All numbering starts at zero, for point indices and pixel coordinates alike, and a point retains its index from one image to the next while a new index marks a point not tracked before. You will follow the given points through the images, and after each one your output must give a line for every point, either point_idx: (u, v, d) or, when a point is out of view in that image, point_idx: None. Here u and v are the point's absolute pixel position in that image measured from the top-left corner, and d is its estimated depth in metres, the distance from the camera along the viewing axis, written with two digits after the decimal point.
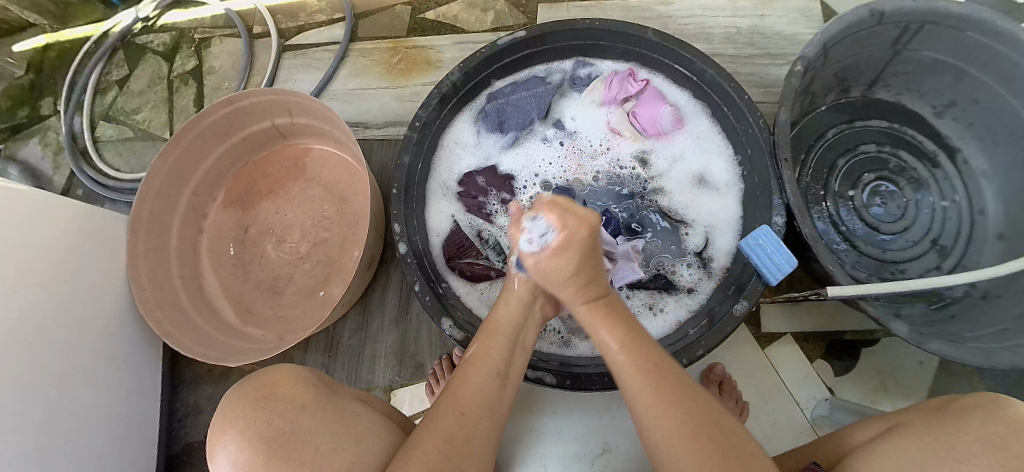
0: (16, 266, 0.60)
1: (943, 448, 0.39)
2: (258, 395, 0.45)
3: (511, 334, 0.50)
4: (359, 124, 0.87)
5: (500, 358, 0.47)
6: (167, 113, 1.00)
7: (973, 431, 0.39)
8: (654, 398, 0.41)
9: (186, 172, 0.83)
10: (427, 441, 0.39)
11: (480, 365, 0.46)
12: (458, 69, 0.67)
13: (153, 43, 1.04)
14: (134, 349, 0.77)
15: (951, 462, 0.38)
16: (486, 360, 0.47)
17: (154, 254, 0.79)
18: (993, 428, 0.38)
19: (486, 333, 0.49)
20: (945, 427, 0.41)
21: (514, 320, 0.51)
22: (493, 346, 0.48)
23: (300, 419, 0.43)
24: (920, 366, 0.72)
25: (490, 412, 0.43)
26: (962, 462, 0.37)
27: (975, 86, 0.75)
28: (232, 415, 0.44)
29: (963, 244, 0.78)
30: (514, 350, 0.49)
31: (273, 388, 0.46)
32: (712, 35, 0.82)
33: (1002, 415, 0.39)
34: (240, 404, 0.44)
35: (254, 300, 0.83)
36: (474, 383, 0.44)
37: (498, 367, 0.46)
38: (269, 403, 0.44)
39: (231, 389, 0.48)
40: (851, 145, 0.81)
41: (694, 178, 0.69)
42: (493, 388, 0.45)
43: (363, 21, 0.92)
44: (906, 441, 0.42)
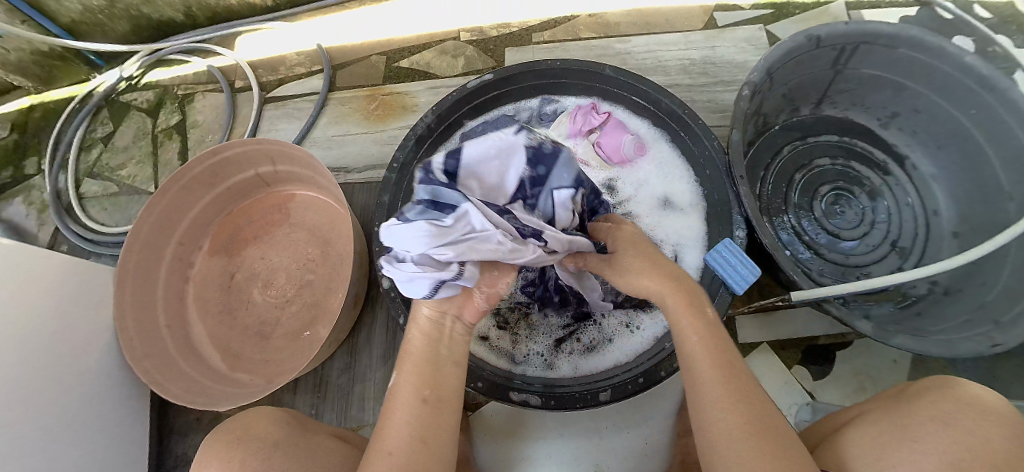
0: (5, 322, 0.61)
1: (902, 432, 0.42)
2: (230, 439, 0.47)
3: (430, 358, 0.48)
4: (340, 168, 0.90)
5: (422, 383, 0.47)
6: (151, 166, 1.03)
7: (927, 410, 0.42)
8: (725, 397, 0.41)
9: (172, 223, 0.85)
10: None
11: (401, 401, 0.46)
12: (431, 112, 0.71)
13: (137, 101, 1.08)
14: (122, 401, 0.77)
15: (908, 443, 0.40)
16: (406, 391, 0.46)
17: (142, 304, 0.80)
18: (945, 407, 0.42)
19: (402, 362, 0.49)
20: (901, 409, 0.44)
21: (428, 338, 0.49)
22: (411, 373, 0.47)
23: (271, 458, 0.45)
24: (894, 364, 0.75)
25: (421, 443, 0.43)
26: (920, 441, 0.40)
27: (915, 98, 0.81)
28: (208, 461, 0.46)
29: (921, 244, 0.82)
30: (435, 367, 0.48)
31: (248, 431, 0.48)
32: (668, 67, 0.88)
33: (953, 395, 0.43)
34: (217, 450, 0.47)
35: (241, 346, 0.84)
36: (397, 421, 0.44)
37: (423, 394, 0.46)
38: (243, 445, 0.46)
39: (211, 434, 0.50)
40: (806, 159, 0.86)
41: (660, 200, 0.73)
42: (418, 417, 0.45)
43: (340, 71, 0.97)
44: (867, 426, 0.45)
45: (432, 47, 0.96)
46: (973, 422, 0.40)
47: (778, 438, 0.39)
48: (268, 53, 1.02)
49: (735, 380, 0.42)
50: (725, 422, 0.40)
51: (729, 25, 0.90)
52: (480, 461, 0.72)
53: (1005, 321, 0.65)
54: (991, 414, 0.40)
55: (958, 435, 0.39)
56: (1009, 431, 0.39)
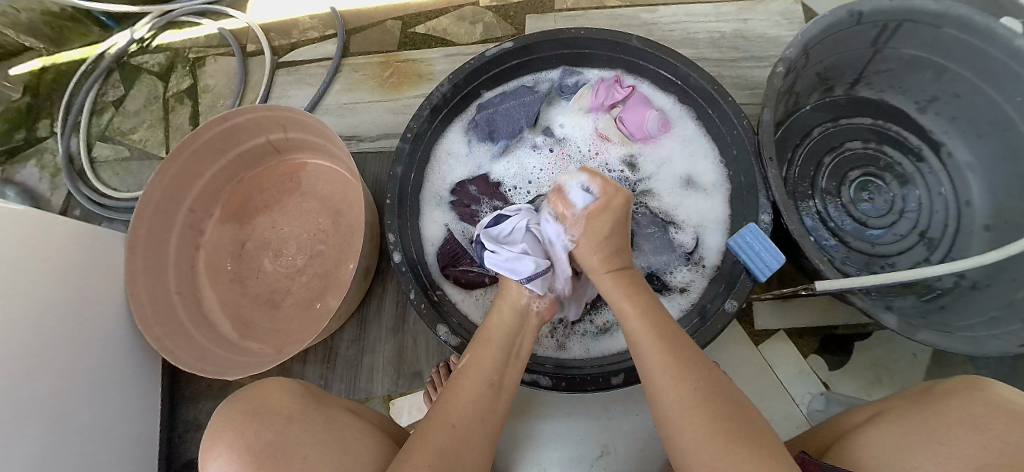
0: (16, 284, 0.61)
1: (928, 432, 0.40)
2: (244, 409, 0.47)
3: (502, 347, 0.51)
4: (352, 138, 0.88)
5: (492, 369, 0.49)
6: (163, 131, 1.02)
7: (956, 412, 0.40)
8: (675, 382, 0.42)
9: (182, 189, 0.84)
10: (419, 453, 0.40)
11: (470, 376, 0.48)
12: (447, 80, 0.68)
13: (148, 64, 1.06)
14: (133, 365, 0.78)
15: (937, 445, 0.39)
16: (478, 370, 0.48)
17: (153, 271, 0.80)
18: (974, 409, 0.40)
19: (479, 345, 0.52)
20: (928, 411, 0.42)
21: (507, 328, 0.53)
22: (485, 357, 0.50)
23: (287, 429, 0.45)
24: (914, 358, 0.72)
25: (482, 421, 0.45)
26: (946, 444, 0.38)
27: (957, 82, 0.77)
28: (221, 431, 0.45)
29: (950, 236, 0.79)
30: (507, 359, 0.51)
31: (262, 401, 0.47)
32: (696, 40, 0.84)
33: (984, 397, 0.40)
34: (230, 419, 0.46)
35: (251, 314, 0.84)
36: (465, 393, 0.46)
37: (490, 377, 0.48)
38: (257, 416, 0.46)
39: (223, 404, 0.50)
40: (837, 143, 0.83)
41: (682, 180, 0.70)
42: (484, 398, 0.46)
43: (354, 37, 0.94)
44: (891, 427, 0.43)
45: (450, 13, 0.92)
46: (1005, 425, 0.37)
47: (739, 414, 0.40)
48: (281, 16, 0.99)
49: (686, 366, 0.43)
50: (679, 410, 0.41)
51: None
52: None
53: None
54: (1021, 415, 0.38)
55: (985, 437, 0.37)
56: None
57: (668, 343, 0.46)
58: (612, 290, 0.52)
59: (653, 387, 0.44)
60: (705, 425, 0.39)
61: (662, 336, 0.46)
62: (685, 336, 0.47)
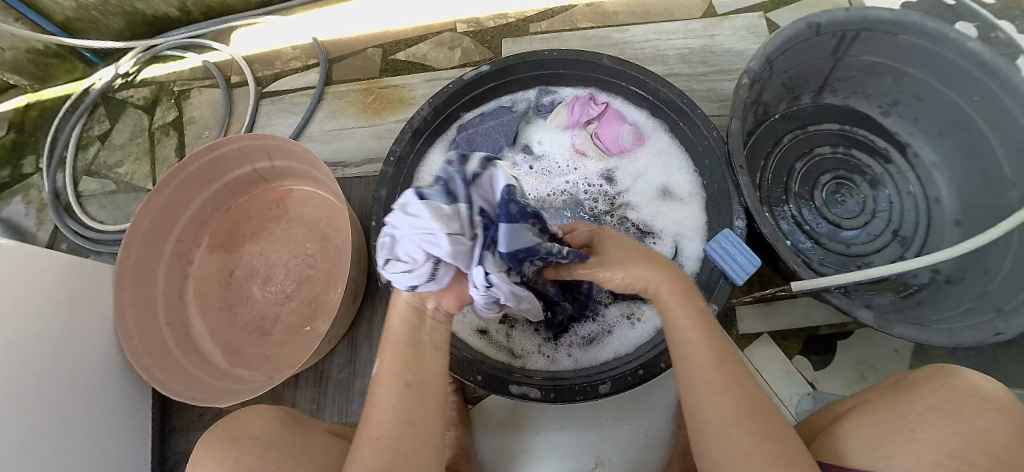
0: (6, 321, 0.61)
1: (899, 418, 0.42)
2: (225, 436, 0.48)
3: (411, 340, 0.45)
4: (337, 163, 0.89)
5: (435, 361, 0.48)
6: (149, 163, 1.03)
7: (925, 399, 0.42)
8: (716, 381, 0.41)
9: (170, 220, 0.85)
10: (367, 455, 0.39)
11: (383, 383, 0.43)
12: (428, 104, 0.70)
13: (133, 98, 1.07)
14: (124, 398, 0.77)
15: (909, 431, 0.40)
16: None
17: (142, 303, 0.80)
18: (943, 395, 0.41)
19: None
20: (901, 398, 0.44)
21: None
22: None
23: (266, 453, 0.45)
24: (895, 353, 0.74)
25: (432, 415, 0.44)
26: (919, 430, 0.40)
27: (917, 85, 0.80)
28: (204, 460, 0.46)
29: (922, 233, 0.82)
30: None
31: (242, 427, 0.48)
32: (667, 57, 0.87)
33: (953, 384, 0.42)
34: (213, 447, 0.47)
35: (242, 341, 0.84)
36: (410, 388, 0.45)
37: (404, 378, 0.43)
38: (236, 442, 0.47)
39: (205, 433, 0.50)
40: (807, 148, 0.86)
41: (659, 191, 0.72)
42: (429, 391, 0.46)
43: (336, 65, 0.97)
44: (866, 414, 0.44)
45: (429, 39, 0.95)
46: (975, 413, 0.39)
47: (767, 419, 0.39)
48: (264, 47, 1.01)
49: (727, 355, 0.43)
50: (720, 406, 0.40)
51: (729, 13, 0.89)
52: (481, 454, 0.72)
53: (1007, 310, 0.64)
54: (989, 403, 0.40)
55: (956, 424, 0.39)
56: (1010, 420, 0.39)
57: (712, 348, 0.44)
58: (666, 297, 0.48)
59: (689, 385, 0.43)
60: (751, 433, 0.38)
61: (708, 328, 0.45)
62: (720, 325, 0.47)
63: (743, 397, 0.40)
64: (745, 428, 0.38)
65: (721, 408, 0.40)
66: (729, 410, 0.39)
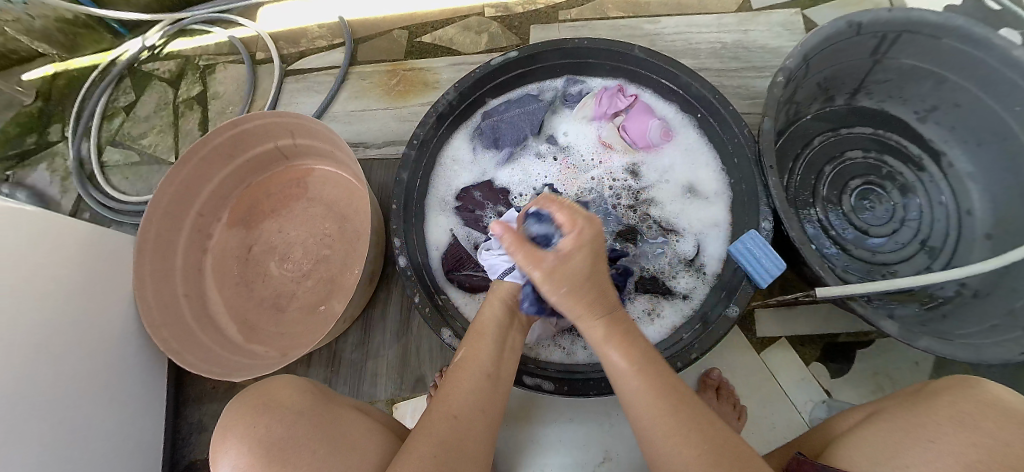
0: (26, 287, 0.62)
1: (917, 429, 0.41)
2: (255, 404, 0.47)
3: (497, 341, 0.52)
4: (358, 144, 0.89)
5: (487, 360, 0.49)
6: (172, 136, 1.03)
7: (944, 411, 0.41)
8: (672, 427, 0.39)
9: (191, 193, 0.85)
10: (421, 446, 0.40)
11: (468, 369, 0.48)
12: (454, 88, 0.69)
13: (159, 71, 1.08)
14: (139, 366, 0.79)
15: (926, 442, 0.39)
16: (475, 361, 0.49)
17: (160, 274, 0.81)
18: (963, 407, 0.40)
19: (473, 336, 0.52)
20: (918, 409, 0.43)
21: (497, 321, 0.53)
22: (481, 348, 0.50)
23: (297, 424, 0.45)
24: (915, 366, 0.73)
25: (481, 414, 0.45)
26: (936, 442, 0.39)
27: (956, 92, 0.78)
28: (232, 426, 0.46)
29: (952, 245, 0.79)
30: (501, 352, 0.51)
31: (273, 396, 0.48)
32: (698, 51, 0.85)
33: (975, 396, 0.41)
34: (240, 415, 0.46)
35: (257, 317, 0.85)
36: (462, 386, 0.46)
37: (486, 370, 0.48)
38: (268, 410, 0.46)
39: (233, 398, 0.50)
40: (837, 151, 0.83)
41: (684, 188, 0.71)
42: (482, 390, 0.47)
43: (362, 45, 0.96)
44: (883, 425, 0.43)
45: (456, 23, 0.94)
46: (998, 426, 0.38)
47: (735, 463, 0.36)
48: (290, 25, 1.01)
49: (680, 398, 0.41)
50: (680, 459, 0.38)
51: (764, 9, 0.86)
52: None
53: None
54: (1012, 417, 0.39)
55: (975, 437, 0.38)
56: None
57: (661, 391, 0.41)
58: (596, 334, 0.45)
59: (648, 436, 0.41)
60: None
61: (650, 369, 0.43)
62: (661, 359, 0.45)
63: (703, 446, 0.37)
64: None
65: (686, 463, 0.37)
66: (692, 458, 0.37)
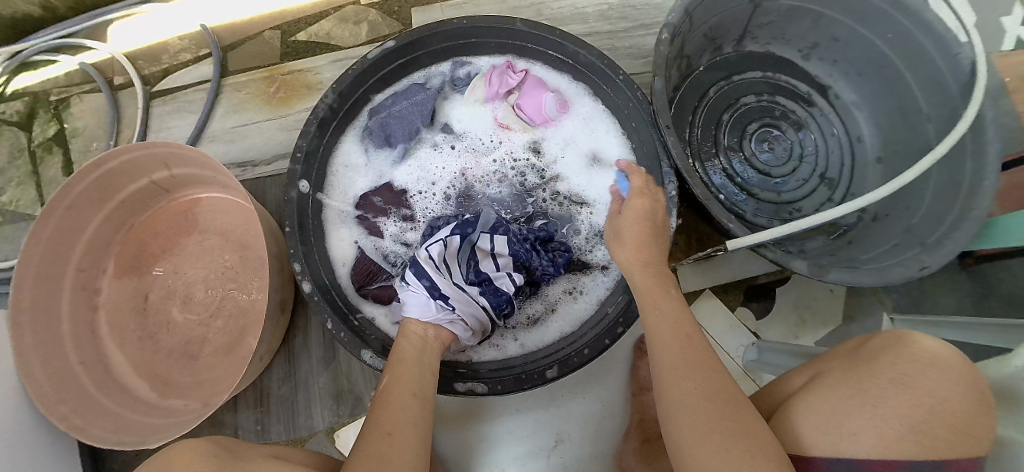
0: None
1: (860, 392, 0.39)
2: None
3: (419, 363, 0.50)
4: (245, 164, 0.82)
5: (415, 381, 0.48)
6: (35, 187, 0.91)
7: (886, 371, 0.39)
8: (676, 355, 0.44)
9: (64, 248, 0.74)
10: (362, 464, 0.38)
11: (396, 390, 0.46)
12: (332, 90, 0.63)
13: (4, 114, 0.93)
14: (42, 452, 0.70)
15: (868, 407, 0.38)
16: (403, 383, 0.47)
17: (47, 346, 0.71)
18: (904, 367, 0.39)
19: (395, 362, 0.50)
20: (860, 370, 0.41)
21: (415, 348, 0.52)
22: (407, 372, 0.48)
23: None
24: (831, 293, 0.77)
25: (414, 427, 0.43)
26: (878, 406, 0.38)
27: (834, 26, 0.80)
28: None
29: (848, 173, 0.83)
30: (426, 370, 0.50)
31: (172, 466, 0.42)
32: (586, 15, 0.83)
33: (911, 350, 0.40)
34: None
35: (169, 370, 0.78)
36: (395, 405, 0.44)
37: (415, 390, 0.47)
38: None
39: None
40: (734, 98, 0.85)
41: (588, 158, 0.69)
42: (413, 408, 0.45)
43: (231, 54, 0.87)
44: (825, 390, 0.42)
45: (331, 15, 0.87)
46: (935, 382, 0.37)
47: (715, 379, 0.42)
48: (147, 41, 0.90)
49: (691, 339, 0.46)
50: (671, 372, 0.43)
51: None
52: (439, 451, 0.70)
53: (930, 244, 0.65)
54: (942, 370, 0.38)
55: (916, 398, 0.37)
56: (966, 385, 0.37)
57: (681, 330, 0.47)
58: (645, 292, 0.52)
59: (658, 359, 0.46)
60: (687, 392, 0.41)
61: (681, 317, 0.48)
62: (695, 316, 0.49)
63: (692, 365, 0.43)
64: (689, 389, 0.41)
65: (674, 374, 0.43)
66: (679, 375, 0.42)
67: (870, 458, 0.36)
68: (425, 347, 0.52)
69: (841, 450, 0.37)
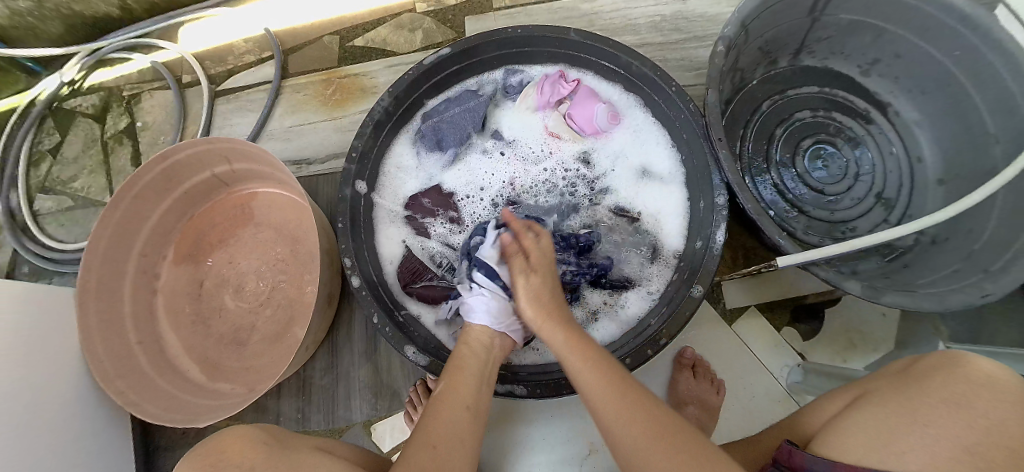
0: None
1: (910, 412, 0.37)
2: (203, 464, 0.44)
3: (477, 376, 0.50)
4: (301, 161, 0.86)
5: (469, 394, 0.48)
6: (105, 175, 0.97)
7: (938, 392, 0.37)
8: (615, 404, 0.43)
9: (130, 234, 0.79)
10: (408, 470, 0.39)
11: (450, 404, 0.46)
12: (389, 94, 0.66)
13: (82, 107, 1.00)
14: (99, 423, 0.74)
15: (920, 428, 0.35)
16: (455, 396, 0.47)
17: (108, 325, 0.76)
18: (957, 388, 0.37)
19: (452, 370, 0.51)
20: (907, 392, 0.39)
21: (478, 359, 0.52)
22: (461, 383, 0.49)
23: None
24: (884, 317, 0.74)
25: (462, 445, 0.43)
26: (931, 426, 0.35)
27: (896, 41, 0.78)
28: None
29: (906, 193, 0.80)
30: (481, 383, 0.50)
31: (222, 454, 0.45)
32: (638, 26, 0.84)
33: (965, 368, 0.38)
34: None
35: (218, 354, 0.81)
36: (443, 418, 0.44)
37: (468, 403, 0.47)
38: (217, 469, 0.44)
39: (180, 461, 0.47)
40: (786, 113, 0.83)
41: (636, 169, 0.69)
42: (463, 424, 0.45)
43: (292, 57, 0.91)
44: (869, 410, 0.39)
45: (388, 22, 0.90)
46: (993, 404, 0.35)
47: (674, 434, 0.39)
48: (214, 42, 0.95)
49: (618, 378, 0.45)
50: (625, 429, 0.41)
51: None
52: None
53: (994, 270, 0.62)
54: (1000, 391, 0.36)
55: (974, 419, 0.34)
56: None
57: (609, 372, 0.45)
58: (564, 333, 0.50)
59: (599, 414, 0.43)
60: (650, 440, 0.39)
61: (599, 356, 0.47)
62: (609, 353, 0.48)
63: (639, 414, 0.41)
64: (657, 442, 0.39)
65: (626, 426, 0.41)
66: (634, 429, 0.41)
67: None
68: (486, 355, 0.53)
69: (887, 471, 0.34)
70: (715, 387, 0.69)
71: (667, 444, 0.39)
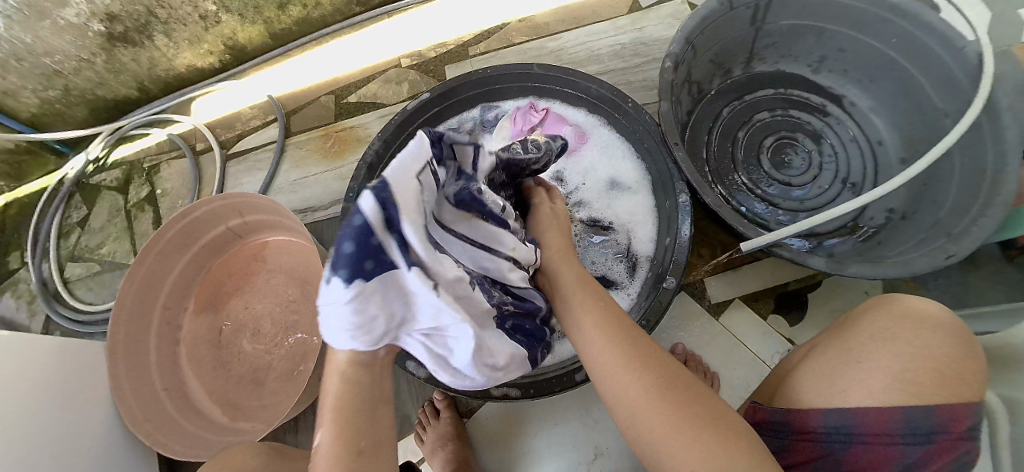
0: (14, 410, 0.63)
1: (848, 352, 0.44)
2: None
3: None
4: (307, 209, 0.93)
5: None
6: (129, 240, 1.05)
7: (867, 330, 0.45)
8: (634, 388, 0.40)
9: (154, 288, 0.85)
10: None
11: None
12: (378, 137, 0.74)
13: (106, 181, 1.10)
14: (129, 469, 0.78)
15: (858, 362, 0.43)
16: None
17: (136, 375, 0.81)
18: (883, 324, 0.45)
19: None
20: (844, 336, 0.46)
21: None
22: None
23: None
24: (867, 295, 0.77)
25: None
26: (864, 359, 0.42)
27: (837, 39, 0.85)
28: None
29: (871, 176, 0.85)
30: None
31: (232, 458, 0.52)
32: (601, 56, 0.92)
33: (892, 309, 0.46)
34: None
35: (239, 394, 0.86)
36: None
37: None
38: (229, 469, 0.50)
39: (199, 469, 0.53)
40: (746, 117, 0.90)
41: (607, 182, 0.76)
42: None
43: (294, 117, 1.01)
44: (819, 357, 0.46)
45: (377, 78, 1.00)
46: (913, 333, 0.43)
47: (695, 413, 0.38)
48: (224, 112, 1.06)
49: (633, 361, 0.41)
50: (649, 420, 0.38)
51: (653, 4, 0.94)
52: (483, 466, 0.74)
53: (957, 232, 0.66)
54: (923, 322, 0.43)
55: (898, 349, 0.42)
56: (946, 335, 0.42)
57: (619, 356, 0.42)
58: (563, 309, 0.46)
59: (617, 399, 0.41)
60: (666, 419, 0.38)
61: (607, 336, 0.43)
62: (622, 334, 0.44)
63: (663, 394, 0.39)
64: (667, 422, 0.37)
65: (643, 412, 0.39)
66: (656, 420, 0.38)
67: (866, 408, 0.40)
68: None
69: (831, 405, 0.41)
70: (709, 378, 0.72)
71: (686, 426, 0.37)
